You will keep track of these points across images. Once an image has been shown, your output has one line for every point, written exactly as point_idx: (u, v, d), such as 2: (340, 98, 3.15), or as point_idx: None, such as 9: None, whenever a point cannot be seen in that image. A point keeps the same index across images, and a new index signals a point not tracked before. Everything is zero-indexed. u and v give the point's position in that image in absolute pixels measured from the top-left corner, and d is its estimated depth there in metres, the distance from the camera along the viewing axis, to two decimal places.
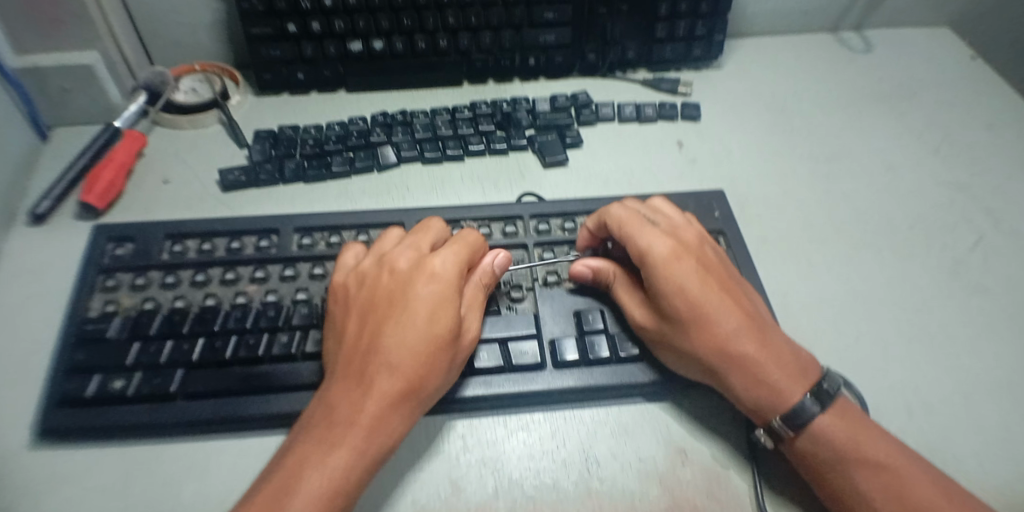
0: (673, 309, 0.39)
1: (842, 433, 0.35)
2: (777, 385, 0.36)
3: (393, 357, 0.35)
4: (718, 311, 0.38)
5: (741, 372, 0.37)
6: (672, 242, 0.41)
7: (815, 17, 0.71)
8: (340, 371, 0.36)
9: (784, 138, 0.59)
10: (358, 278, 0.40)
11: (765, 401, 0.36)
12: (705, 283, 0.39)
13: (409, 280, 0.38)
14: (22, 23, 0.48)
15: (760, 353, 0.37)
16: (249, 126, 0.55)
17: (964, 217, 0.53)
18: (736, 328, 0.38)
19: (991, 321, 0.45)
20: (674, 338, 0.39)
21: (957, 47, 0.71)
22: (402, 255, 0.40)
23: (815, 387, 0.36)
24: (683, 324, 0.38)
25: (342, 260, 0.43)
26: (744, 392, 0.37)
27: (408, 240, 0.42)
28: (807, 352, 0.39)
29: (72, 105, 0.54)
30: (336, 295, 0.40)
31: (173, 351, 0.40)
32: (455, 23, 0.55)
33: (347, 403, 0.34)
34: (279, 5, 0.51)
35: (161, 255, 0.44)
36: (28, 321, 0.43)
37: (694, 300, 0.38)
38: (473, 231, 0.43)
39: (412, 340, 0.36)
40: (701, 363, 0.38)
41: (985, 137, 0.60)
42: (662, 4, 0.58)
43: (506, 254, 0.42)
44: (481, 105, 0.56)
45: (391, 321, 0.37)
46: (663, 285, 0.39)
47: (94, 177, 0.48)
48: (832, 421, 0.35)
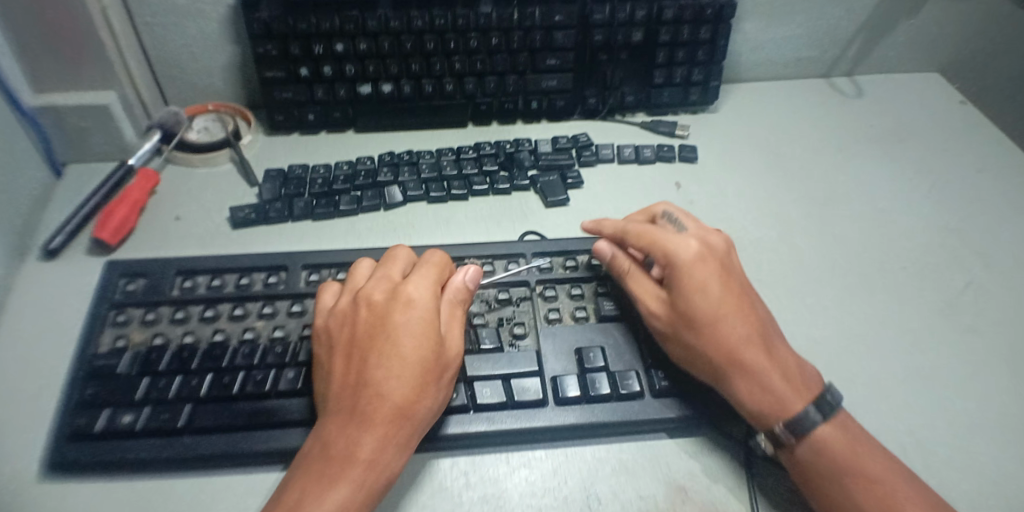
0: (688, 308, 0.40)
1: (840, 448, 0.36)
2: (780, 397, 0.38)
3: (382, 389, 0.36)
4: (729, 313, 0.40)
5: (746, 376, 0.38)
6: (700, 247, 0.43)
7: (808, 64, 0.73)
8: (333, 408, 0.36)
9: (780, 180, 0.61)
10: (337, 317, 0.40)
11: (769, 411, 0.38)
12: (725, 285, 0.41)
13: (386, 311, 0.39)
14: (46, 65, 0.50)
15: (765, 360, 0.39)
16: (260, 164, 0.57)
17: (955, 259, 0.54)
18: (743, 331, 0.40)
19: (985, 363, 0.46)
20: (684, 337, 0.40)
21: (945, 93, 0.74)
22: (376, 288, 0.41)
23: (817, 400, 0.38)
24: (695, 325, 0.40)
25: (320, 300, 0.43)
26: (750, 399, 0.38)
27: (379, 272, 0.42)
28: (811, 367, 0.41)
29: (88, 143, 0.55)
30: (319, 336, 0.41)
31: (182, 386, 0.40)
32: (462, 69, 0.57)
33: (343, 440, 0.34)
34: (293, 51, 0.53)
35: (172, 291, 0.45)
36: (38, 356, 0.43)
37: (709, 300, 0.40)
38: (437, 252, 0.45)
39: (400, 370, 0.36)
40: (709, 365, 0.40)
41: (974, 181, 0.62)
42: (660, 52, 0.60)
43: (475, 268, 0.44)
44: (485, 145, 0.58)
45: (375, 354, 0.37)
46: (683, 282, 0.41)
47: (108, 213, 0.49)
48: (831, 431, 0.37)
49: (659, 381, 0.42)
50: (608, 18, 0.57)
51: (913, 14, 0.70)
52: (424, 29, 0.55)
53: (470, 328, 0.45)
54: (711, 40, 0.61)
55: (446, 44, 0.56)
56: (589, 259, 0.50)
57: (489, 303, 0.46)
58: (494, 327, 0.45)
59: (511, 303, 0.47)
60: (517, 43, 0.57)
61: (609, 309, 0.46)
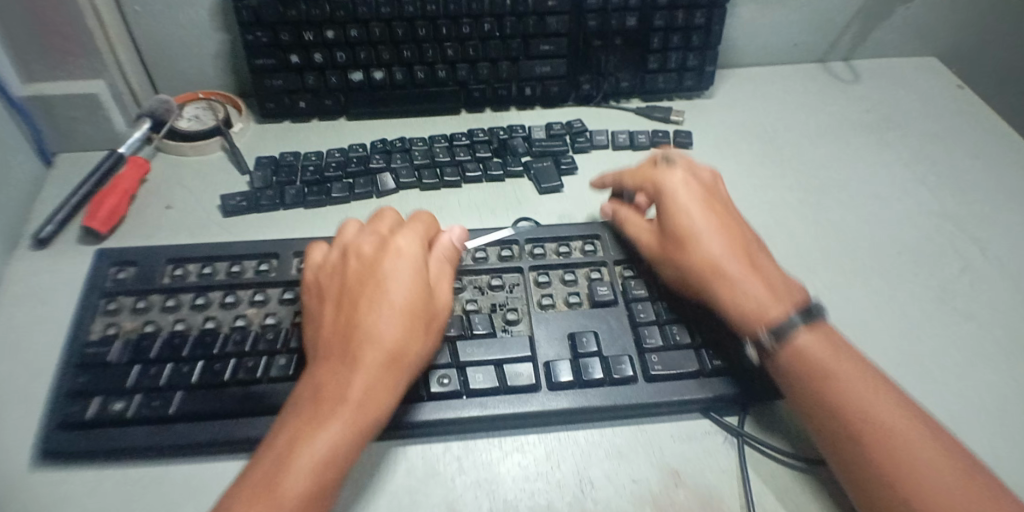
0: (675, 225, 0.45)
1: (822, 351, 0.37)
2: (765, 306, 0.40)
3: (372, 331, 0.37)
4: (712, 229, 0.44)
5: (729, 283, 0.41)
6: (689, 184, 0.47)
7: (804, 49, 0.73)
8: (324, 353, 0.37)
9: (775, 166, 0.61)
10: (327, 271, 0.42)
11: (755, 320, 0.39)
12: (709, 206, 0.46)
13: (376, 260, 0.40)
14: (33, 54, 0.50)
15: (747, 269, 0.42)
16: (252, 153, 0.57)
17: (952, 244, 0.54)
18: (725, 244, 0.43)
19: (980, 347, 0.46)
20: (672, 253, 0.44)
21: (943, 77, 0.73)
22: (365, 241, 0.42)
23: (803, 309, 0.39)
24: (680, 240, 0.44)
25: (309, 257, 0.44)
26: (734, 305, 0.41)
27: (367, 228, 0.44)
28: (798, 283, 0.42)
29: (80, 133, 0.55)
30: (310, 290, 0.42)
31: (173, 373, 0.40)
32: (454, 56, 0.57)
33: (333, 382, 0.35)
34: (283, 38, 0.53)
35: (163, 279, 0.45)
36: (28, 345, 0.43)
37: (692, 217, 0.45)
38: (425, 213, 0.46)
39: (390, 313, 0.37)
40: (694, 274, 0.43)
41: (971, 166, 0.62)
42: (654, 38, 0.60)
43: (460, 229, 0.45)
44: (478, 132, 0.58)
45: (366, 299, 0.38)
46: (670, 205, 0.46)
47: (98, 202, 0.49)
48: (812, 336, 0.38)
49: (653, 366, 0.42)
50: (602, 3, 0.57)
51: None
52: (415, 15, 0.54)
53: (462, 314, 0.44)
54: (705, 25, 0.60)
55: (438, 30, 0.55)
56: (583, 245, 0.50)
57: (482, 289, 0.46)
58: (487, 313, 0.44)
59: (504, 289, 0.46)
60: (509, 29, 0.57)
61: (602, 294, 0.46)
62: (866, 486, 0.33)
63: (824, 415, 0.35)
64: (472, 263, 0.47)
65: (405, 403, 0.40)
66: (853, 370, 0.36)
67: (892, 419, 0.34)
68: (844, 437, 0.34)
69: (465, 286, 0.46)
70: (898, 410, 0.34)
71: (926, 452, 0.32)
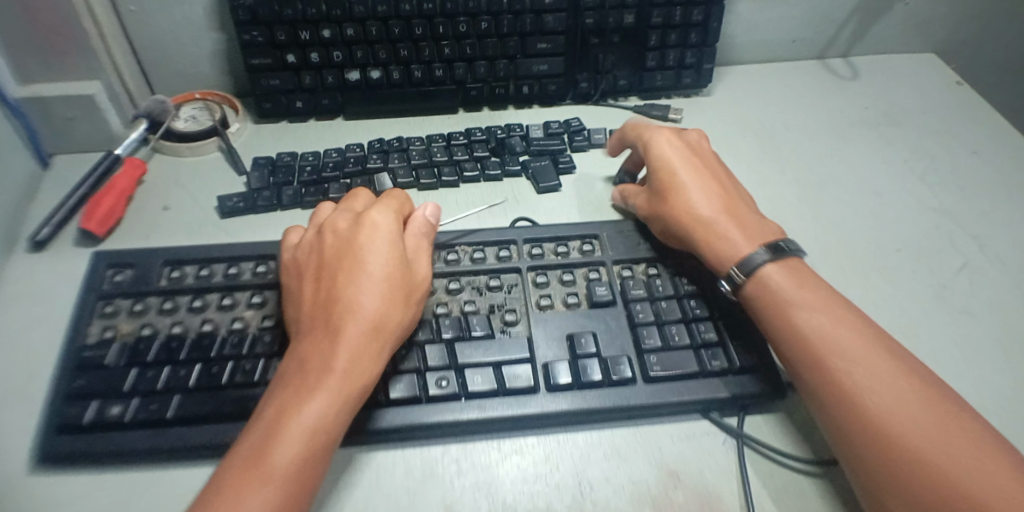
0: (659, 180, 0.50)
1: (784, 286, 0.42)
2: (733, 244, 0.45)
3: (353, 303, 0.37)
4: (691, 180, 0.49)
5: (705, 226, 0.46)
6: (675, 143, 0.52)
7: (803, 46, 0.72)
8: (307, 328, 0.37)
9: (774, 164, 0.60)
10: (304, 249, 0.42)
11: (724, 258, 0.44)
12: (692, 162, 0.50)
13: (351, 235, 0.41)
14: (29, 55, 0.50)
15: (722, 214, 0.46)
16: (249, 153, 0.57)
17: (951, 241, 0.54)
18: (702, 192, 0.48)
19: (980, 344, 0.46)
20: (656, 205, 0.49)
21: (942, 73, 0.73)
22: (340, 219, 0.43)
23: (769, 246, 0.44)
24: (664, 192, 0.49)
25: (286, 240, 0.44)
26: (710, 246, 0.45)
27: (341, 206, 0.44)
28: (773, 226, 0.47)
29: (76, 133, 0.55)
30: (288, 269, 0.42)
31: (171, 376, 0.40)
32: (452, 55, 0.57)
33: (317, 354, 0.35)
34: (280, 37, 0.53)
35: (160, 281, 0.45)
36: (24, 349, 0.43)
37: (674, 170, 0.50)
38: (399, 190, 0.47)
39: (369, 284, 0.38)
40: (675, 221, 0.48)
41: (971, 162, 0.61)
42: (652, 35, 0.59)
43: (435, 205, 0.47)
44: (476, 131, 0.58)
45: (344, 272, 0.39)
46: (655, 163, 0.51)
47: (95, 203, 0.49)
48: (776, 269, 0.42)
49: (652, 367, 0.42)
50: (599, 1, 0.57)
51: None
52: (411, 13, 0.54)
53: (460, 315, 0.44)
54: (702, 23, 0.60)
55: (434, 28, 0.55)
56: (581, 245, 0.49)
57: (480, 290, 0.46)
58: (485, 315, 0.44)
59: (502, 290, 0.46)
60: (506, 27, 0.56)
61: (601, 294, 0.45)
62: (836, 420, 0.36)
63: (797, 361, 0.39)
64: (470, 263, 0.47)
65: (403, 405, 0.40)
66: (822, 317, 0.40)
67: (859, 358, 0.37)
68: (815, 380, 0.38)
69: (463, 287, 0.46)
70: (866, 349, 0.38)
71: (893, 385, 0.36)
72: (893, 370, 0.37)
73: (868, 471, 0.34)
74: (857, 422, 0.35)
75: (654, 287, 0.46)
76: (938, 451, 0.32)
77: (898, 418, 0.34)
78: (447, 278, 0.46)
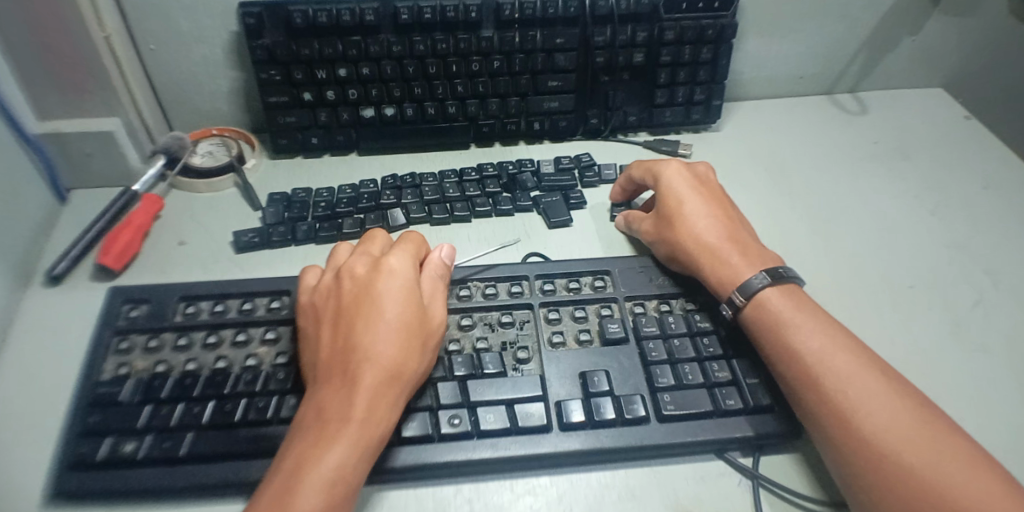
0: (665, 207, 0.51)
1: (794, 315, 0.42)
2: (734, 267, 0.46)
3: (370, 351, 0.38)
4: (698, 209, 0.50)
5: (710, 254, 0.47)
6: (682, 170, 0.53)
7: (809, 82, 0.74)
8: (324, 376, 0.38)
9: (783, 197, 0.61)
10: (322, 294, 0.43)
11: (725, 281, 0.46)
12: (699, 189, 0.52)
13: (369, 281, 0.42)
14: (50, 91, 0.51)
15: (724, 239, 0.48)
16: (264, 188, 0.58)
17: (961, 276, 0.54)
18: (709, 221, 0.49)
19: (997, 381, 0.45)
20: (661, 230, 0.51)
21: (948, 109, 0.74)
22: (357, 263, 0.44)
23: (769, 271, 0.45)
24: (670, 220, 0.51)
25: (304, 281, 0.45)
26: (714, 273, 0.47)
27: (359, 249, 0.45)
28: (773, 255, 0.48)
29: (94, 168, 0.56)
30: (305, 312, 0.43)
31: (184, 413, 0.40)
32: (464, 92, 0.58)
33: (336, 403, 0.36)
34: (297, 76, 0.54)
35: (175, 317, 0.45)
36: (37, 385, 0.43)
37: (682, 200, 0.51)
38: (415, 232, 0.48)
39: (385, 332, 0.39)
40: (680, 248, 0.49)
41: (980, 197, 0.62)
42: (662, 73, 0.61)
43: (449, 247, 0.48)
44: (487, 167, 0.59)
45: (362, 319, 0.40)
46: (664, 192, 0.52)
47: (112, 239, 0.49)
48: (775, 291, 0.44)
49: (666, 406, 0.42)
50: (609, 40, 0.58)
51: (915, 30, 0.70)
52: (426, 53, 0.55)
53: (472, 352, 0.44)
54: (711, 61, 0.61)
55: (448, 67, 0.56)
56: (592, 281, 0.50)
57: (492, 326, 0.46)
58: (498, 352, 0.44)
59: (514, 326, 0.46)
60: (518, 66, 0.57)
61: (613, 332, 0.46)
62: (833, 442, 0.37)
63: (794, 382, 0.40)
64: (483, 299, 0.47)
65: (415, 443, 0.40)
66: (827, 340, 0.41)
67: (855, 380, 0.38)
68: (813, 401, 0.39)
69: (475, 323, 0.46)
70: (862, 372, 0.39)
71: (888, 407, 0.37)
72: (888, 392, 0.38)
73: (866, 492, 0.35)
74: (854, 443, 0.36)
75: (667, 323, 0.46)
76: (934, 472, 0.33)
77: (893, 438, 0.35)
78: (460, 314, 0.46)
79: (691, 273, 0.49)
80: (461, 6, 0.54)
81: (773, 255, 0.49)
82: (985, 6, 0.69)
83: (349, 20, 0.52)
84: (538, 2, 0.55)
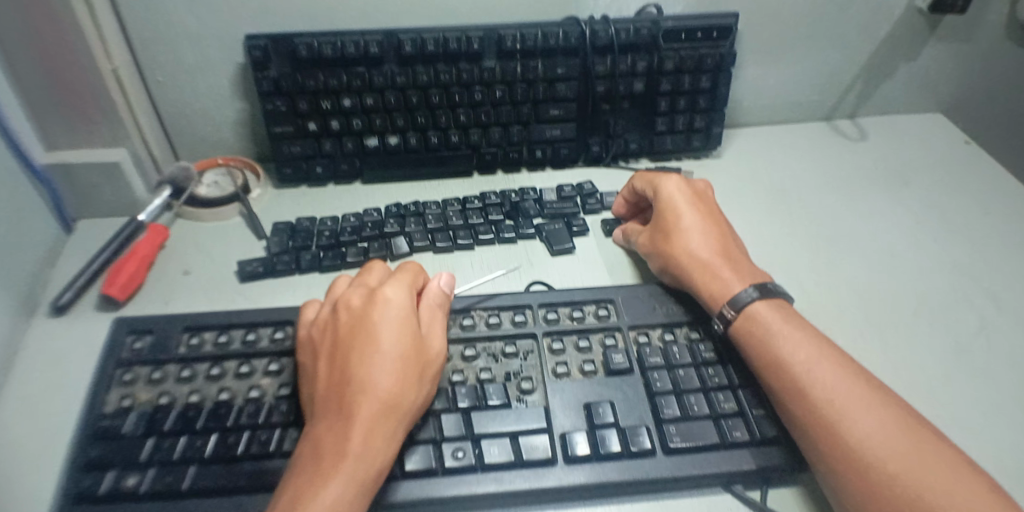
0: (664, 220, 0.53)
1: (792, 341, 0.42)
2: (727, 281, 0.47)
3: (367, 383, 0.38)
4: (695, 223, 0.51)
5: (702, 267, 0.48)
6: (682, 185, 0.54)
7: (810, 108, 0.74)
8: (321, 408, 0.38)
9: (786, 224, 0.61)
10: (319, 327, 0.43)
11: (718, 294, 0.47)
12: (696, 205, 0.53)
13: (364, 312, 0.42)
14: (58, 122, 0.52)
15: (718, 252, 0.49)
16: (268, 217, 0.58)
17: (966, 302, 0.53)
18: (703, 236, 0.50)
19: (1004, 409, 0.45)
20: (658, 243, 0.52)
21: (949, 133, 0.74)
22: (353, 294, 0.44)
23: (759, 285, 0.46)
24: (666, 234, 0.52)
25: (303, 314, 0.46)
26: (705, 285, 0.47)
27: (356, 281, 0.46)
28: (763, 273, 0.49)
29: (100, 197, 0.56)
30: (303, 346, 0.43)
31: (187, 447, 0.40)
32: (467, 121, 0.58)
33: (333, 438, 0.36)
34: (302, 107, 0.55)
35: (179, 348, 0.45)
36: (37, 417, 0.42)
37: (680, 214, 0.52)
38: (413, 262, 0.48)
39: (382, 362, 0.39)
40: (675, 262, 0.50)
41: (983, 222, 0.61)
42: (663, 101, 0.61)
43: (449, 275, 0.48)
44: (490, 195, 0.59)
45: (358, 352, 0.40)
46: (664, 205, 0.53)
47: (117, 269, 0.50)
48: (766, 305, 0.45)
49: (671, 438, 0.41)
50: (610, 69, 0.58)
51: (915, 56, 0.71)
52: (429, 83, 0.56)
53: (476, 383, 0.44)
54: (711, 89, 0.62)
55: (451, 97, 0.57)
56: (596, 310, 0.50)
57: (496, 357, 0.46)
58: (501, 383, 0.44)
59: (518, 357, 0.46)
60: (520, 95, 0.58)
61: (617, 362, 0.45)
62: (820, 454, 0.37)
63: (783, 397, 0.40)
64: (486, 329, 0.47)
65: (418, 477, 0.39)
66: (826, 368, 0.40)
67: (841, 392, 0.39)
68: (800, 415, 0.39)
69: (479, 353, 0.46)
70: (863, 400, 0.38)
71: (874, 419, 0.37)
72: (873, 403, 0.38)
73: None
74: (840, 455, 0.36)
75: (672, 354, 0.46)
76: (931, 493, 0.33)
77: (879, 449, 0.36)
78: (463, 344, 0.46)
79: (687, 288, 0.50)
80: (463, 38, 0.55)
81: (763, 272, 0.50)
82: (984, 31, 0.70)
83: (353, 52, 0.53)
84: (539, 33, 0.56)
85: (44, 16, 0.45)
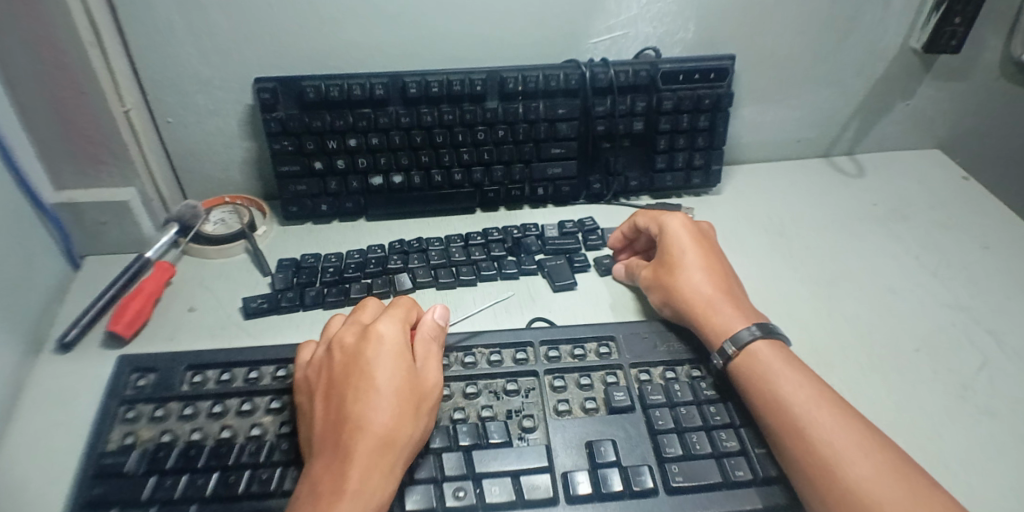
0: (666, 256, 0.53)
1: (784, 378, 0.43)
2: (723, 317, 0.48)
3: (363, 420, 0.39)
4: (695, 260, 0.52)
5: (703, 303, 0.49)
6: (682, 221, 0.56)
7: (807, 144, 0.76)
8: (318, 447, 0.38)
9: (785, 261, 0.61)
10: (315, 367, 0.44)
11: (719, 331, 0.47)
12: (697, 242, 0.54)
13: (358, 350, 0.43)
14: (69, 162, 0.53)
15: (718, 289, 0.50)
16: (274, 254, 0.59)
17: (967, 338, 0.54)
18: (703, 271, 0.51)
19: (1007, 446, 0.44)
20: (658, 278, 0.53)
21: (946, 168, 0.75)
22: (348, 333, 0.45)
23: (757, 322, 0.47)
24: (668, 269, 0.52)
25: (299, 355, 0.46)
26: (707, 321, 0.48)
27: (350, 319, 0.46)
28: (754, 308, 0.50)
29: (108, 234, 0.57)
30: (300, 387, 0.43)
31: (188, 485, 0.39)
32: (470, 159, 0.60)
33: (331, 477, 0.36)
34: (309, 147, 0.56)
35: (182, 386, 0.45)
36: (39, 454, 0.42)
37: (682, 249, 0.53)
38: (407, 297, 0.49)
39: (379, 399, 0.40)
40: (676, 297, 0.50)
41: (981, 257, 0.62)
42: (663, 139, 0.63)
43: (443, 308, 0.48)
44: (493, 231, 0.60)
45: (354, 389, 0.40)
46: (666, 242, 0.54)
47: (122, 307, 0.50)
48: (757, 340, 0.45)
49: (674, 477, 0.41)
50: (610, 110, 0.60)
51: (909, 94, 0.73)
52: (433, 123, 0.57)
53: (477, 421, 0.44)
54: (709, 128, 0.64)
55: (454, 136, 0.59)
56: (598, 346, 0.50)
57: (497, 394, 0.46)
58: (503, 420, 0.44)
59: (519, 394, 0.46)
60: (522, 134, 0.60)
61: (619, 400, 0.45)
62: (814, 494, 0.37)
63: (775, 435, 0.41)
64: (487, 366, 0.47)
65: None
66: (817, 405, 0.41)
67: (831, 431, 0.39)
68: (793, 453, 0.39)
69: (480, 391, 0.46)
70: (854, 436, 0.39)
71: (865, 457, 0.38)
72: (862, 442, 0.39)
73: None
74: (833, 494, 0.37)
75: (673, 391, 0.46)
76: None
77: (871, 487, 0.36)
78: (465, 381, 0.46)
79: (688, 324, 0.50)
80: (466, 80, 0.56)
81: (756, 309, 0.50)
82: (976, 70, 0.71)
83: (359, 94, 0.55)
84: (540, 76, 0.58)
85: (60, 60, 0.47)
